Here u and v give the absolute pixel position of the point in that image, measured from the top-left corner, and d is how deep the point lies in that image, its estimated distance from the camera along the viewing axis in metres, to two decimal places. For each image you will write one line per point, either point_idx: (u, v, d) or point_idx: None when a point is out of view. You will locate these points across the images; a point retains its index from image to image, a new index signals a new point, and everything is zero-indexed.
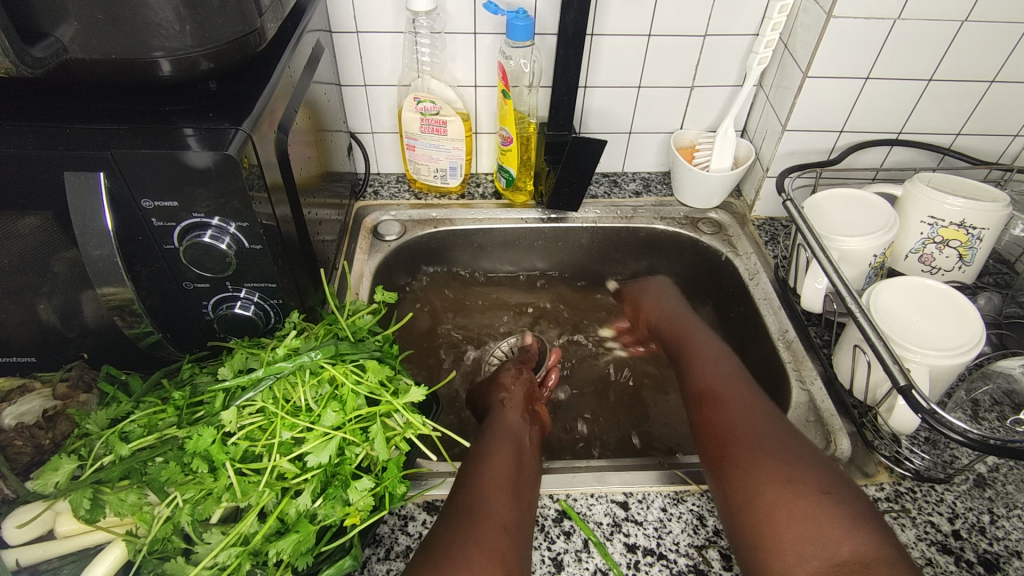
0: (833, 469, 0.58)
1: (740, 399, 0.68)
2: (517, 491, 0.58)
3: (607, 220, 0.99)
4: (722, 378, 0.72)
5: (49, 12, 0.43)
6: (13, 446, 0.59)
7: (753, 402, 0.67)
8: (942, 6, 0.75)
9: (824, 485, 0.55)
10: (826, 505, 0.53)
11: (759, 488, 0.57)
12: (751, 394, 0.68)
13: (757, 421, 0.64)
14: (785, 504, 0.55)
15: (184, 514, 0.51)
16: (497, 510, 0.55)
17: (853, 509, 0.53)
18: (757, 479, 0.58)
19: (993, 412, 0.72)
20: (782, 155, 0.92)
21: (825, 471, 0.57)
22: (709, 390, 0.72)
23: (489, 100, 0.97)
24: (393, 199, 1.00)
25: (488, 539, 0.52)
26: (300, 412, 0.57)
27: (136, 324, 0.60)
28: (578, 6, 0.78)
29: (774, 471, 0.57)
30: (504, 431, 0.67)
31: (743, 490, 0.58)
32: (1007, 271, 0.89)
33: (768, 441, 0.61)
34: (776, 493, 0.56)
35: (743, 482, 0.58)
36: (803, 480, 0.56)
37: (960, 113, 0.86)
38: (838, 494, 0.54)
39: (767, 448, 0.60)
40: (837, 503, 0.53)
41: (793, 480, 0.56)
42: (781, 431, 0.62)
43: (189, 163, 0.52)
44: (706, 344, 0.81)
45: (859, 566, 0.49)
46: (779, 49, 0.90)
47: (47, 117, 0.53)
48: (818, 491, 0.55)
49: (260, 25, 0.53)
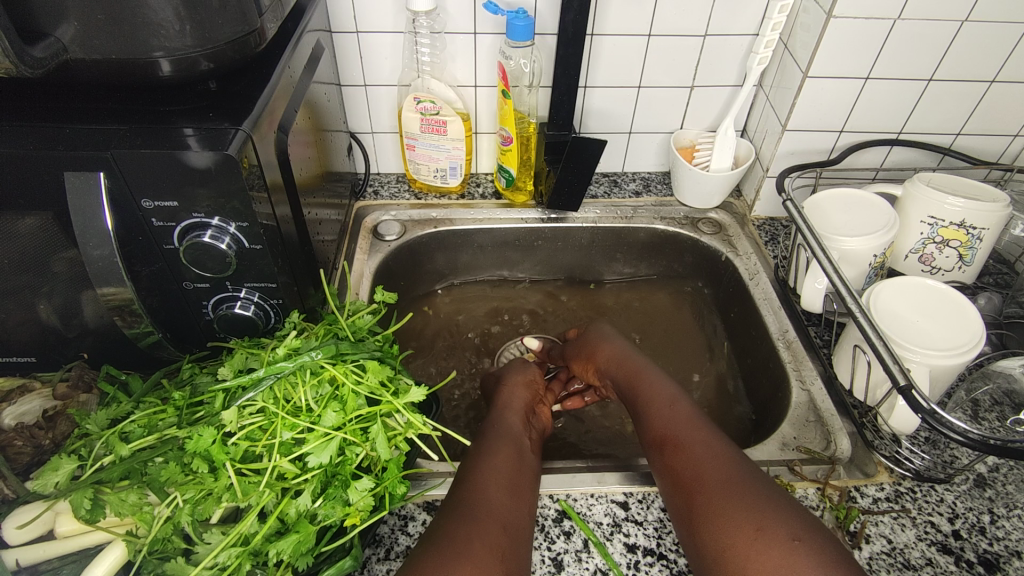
0: (802, 508, 0.52)
1: (699, 437, 0.62)
2: (518, 492, 0.58)
3: (607, 220, 0.99)
4: (676, 421, 0.65)
5: (49, 12, 0.43)
6: (13, 446, 0.59)
7: (712, 441, 0.61)
8: (942, 6, 0.75)
9: (794, 531, 0.49)
10: (799, 554, 0.48)
11: (726, 539, 0.51)
12: (711, 435, 0.62)
13: (717, 467, 0.57)
14: (756, 554, 0.49)
15: (184, 514, 0.51)
16: (497, 508, 0.55)
17: (830, 558, 0.47)
18: (727, 533, 0.52)
19: (993, 412, 0.72)
20: (782, 156, 0.92)
21: (801, 517, 0.51)
22: (667, 433, 0.65)
23: (489, 100, 0.97)
24: (393, 199, 1.00)
25: (490, 536, 0.51)
26: (300, 412, 0.57)
27: (137, 324, 0.60)
28: (578, 6, 0.78)
29: (741, 519, 0.52)
30: (501, 431, 0.66)
31: (711, 542, 0.52)
32: (1008, 272, 0.89)
33: (732, 487, 0.55)
34: (745, 547, 0.50)
35: (711, 533, 0.53)
36: (770, 527, 0.50)
37: (960, 113, 0.86)
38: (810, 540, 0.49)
39: (732, 495, 0.54)
40: (811, 551, 0.48)
41: (762, 529, 0.50)
42: (745, 473, 0.56)
43: (189, 163, 0.52)
44: (660, 382, 0.73)
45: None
46: (779, 49, 0.90)
47: (47, 117, 0.53)
48: (789, 539, 0.49)
49: (260, 25, 0.53)
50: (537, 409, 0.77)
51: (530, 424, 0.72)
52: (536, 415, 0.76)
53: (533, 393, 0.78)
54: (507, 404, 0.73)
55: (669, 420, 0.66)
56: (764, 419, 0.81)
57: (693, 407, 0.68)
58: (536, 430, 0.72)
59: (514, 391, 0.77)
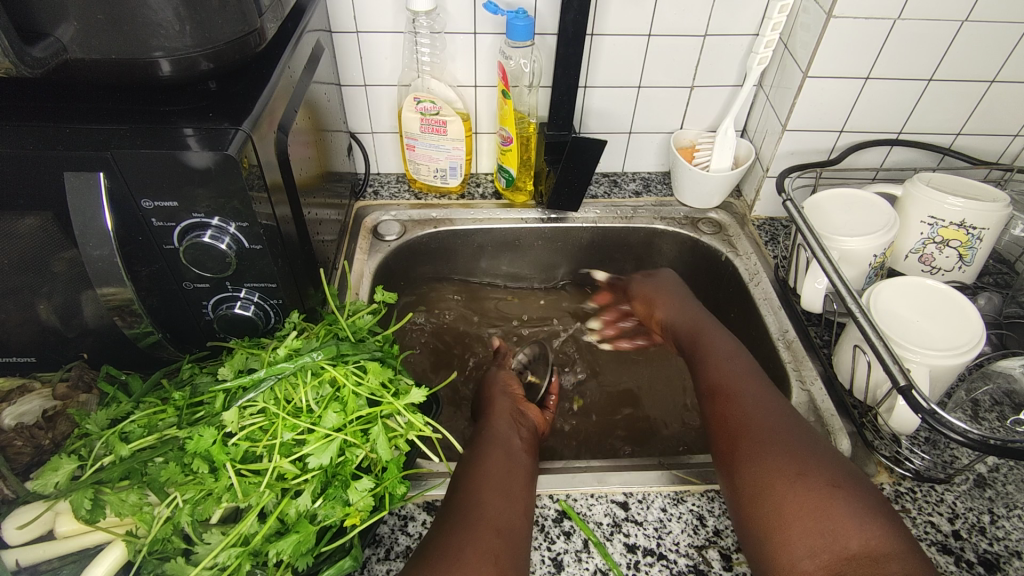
0: (842, 460, 0.58)
1: (753, 391, 0.66)
2: (510, 494, 0.58)
3: (607, 220, 0.99)
4: (737, 375, 0.69)
5: (49, 11, 0.43)
6: (13, 446, 0.59)
7: (765, 395, 0.66)
8: (942, 6, 0.75)
9: (834, 479, 0.55)
10: (837, 497, 0.53)
11: (762, 485, 0.57)
12: (767, 392, 0.66)
13: (769, 417, 0.63)
14: (790, 496, 0.55)
15: (184, 514, 0.51)
16: (490, 512, 0.55)
17: (865, 505, 0.53)
18: (770, 480, 0.57)
19: (993, 412, 0.72)
20: (782, 155, 0.92)
21: (839, 468, 0.56)
22: (725, 387, 0.69)
23: (489, 100, 0.97)
24: (393, 198, 1.00)
25: (482, 544, 0.51)
26: (300, 413, 0.57)
27: (136, 324, 0.60)
28: (578, 6, 0.78)
29: (785, 465, 0.57)
30: (490, 435, 0.65)
31: (753, 485, 0.58)
32: (1007, 272, 0.89)
33: (781, 439, 0.60)
34: (787, 490, 0.55)
35: (752, 478, 0.58)
36: (812, 473, 0.56)
37: (960, 113, 0.86)
38: (849, 487, 0.54)
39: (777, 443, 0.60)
40: (846, 497, 0.53)
41: (804, 475, 0.56)
42: (788, 425, 0.61)
43: (189, 164, 0.52)
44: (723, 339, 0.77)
45: (877, 558, 0.49)
46: (779, 49, 0.90)
47: (46, 117, 0.53)
48: (828, 484, 0.54)
49: (260, 25, 0.53)
50: (525, 406, 0.75)
51: (520, 423, 0.70)
52: (525, 413, 0.74)
53: (513, 392, 0.76)
54: (492, 408, 0.72)
55: (724, 374, 0.70)
56: None
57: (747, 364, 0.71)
58: (526, 428, 0.71)
59: (496, 396, 0.75)
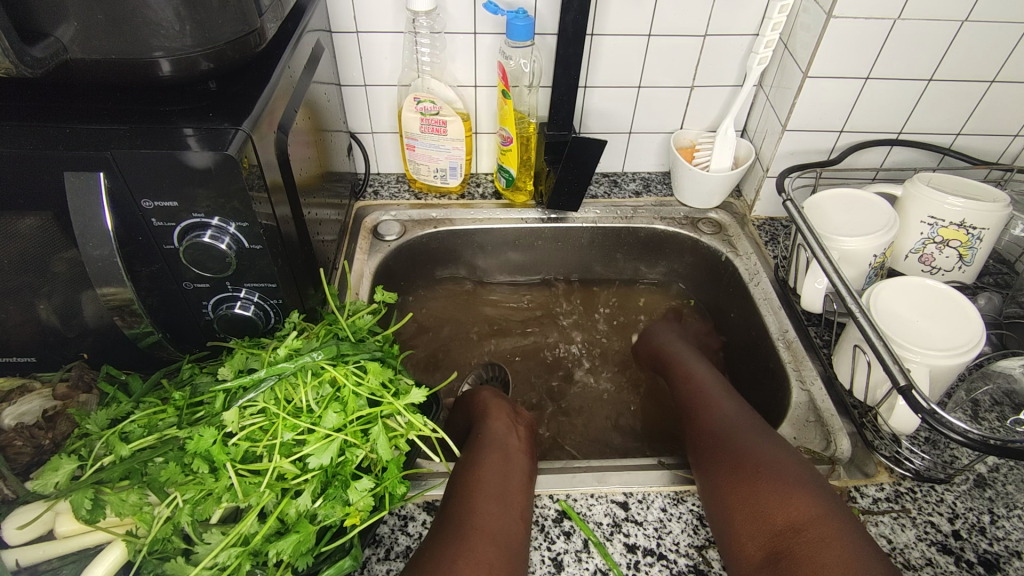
0: (778, 441, 0.61)
1: (717, 400, 0.70)
2: (505, 498, 0.57)
3: (607, 220, 0.99)
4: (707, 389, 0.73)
5: (49, 11, 0.43)
6: (13, 446, 0.59)
7: (727, 403, 0.69)
8: (942, 6, 0.75)
9: (764, 465, 0.58)
10: (763, 478, 0.57)
11: (715, 479, 0.60)
12: (731, 400, 0.70)
13: (721, 421, 0.66)
14: (738, 486, 0.58)
15: (184, 514, 0.51)
16: (484, 519, 0.54)
17: (791, 480, 0.56)
18: (715, 471, 0.61)
19: (993, 412, 0.72)
20: (782, 155, 0.92)
21: (776, 451, 0.60)
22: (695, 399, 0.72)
23: (489, 100, 0.97)
24: (393, 199, 1.00)
25: (476, 552, 0.51)
26: (300, 413, 0.57)
27: (136, 324, 0.60)
28: (578, 6, 0.78)
29: (726, 457, 0.61)
30: (483, 439, 0.65)
31: (705, 476, 0.62)
32: (1007, 272, 0.89)
33: (724, 432, 0.64)
34: (727, 480, 0.59)
35: (705, 471, 0.62)
36: (744, 459, 0.60)
37: (960, 113, 0.86)
38: (774, 470, 0.57)
39: (721, 443, 0.63)
40: (771, 479, 0.57)
41: (738, 464, 0.60)
42: (743, 425, 0.64)
43: (189, 163, 0.52)
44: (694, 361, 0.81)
45: (807, 525, 0.52)
46: (779, 49, 0.90)
47: (46, 117, 0.53)
48: (754, 468, 0.58)
49: (260, 25, 0.53)
50: (519, 407, 0.75)
51: (517, 424, 0.70)
52: (520, 414, 0.73)
53: (505, 396, 0.75)
54: (485, 408, 0.71)
55: (694, 391, 0.74)
56: (764, 420, 0.81)
57: (717, 380, 0.75)
58: (523, 428, 0.70)
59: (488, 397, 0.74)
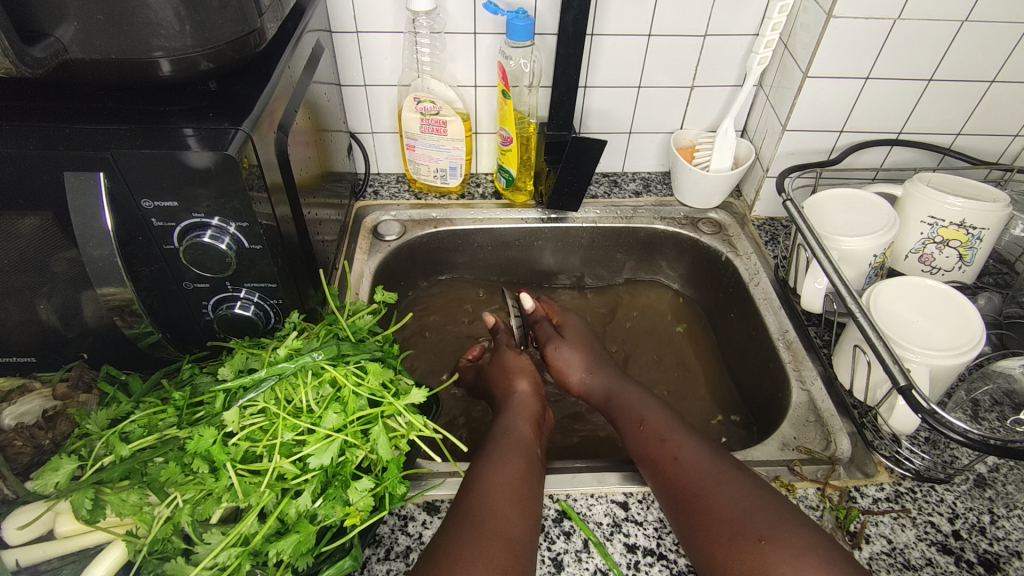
0: (774, 501, 0.56)
1: (675, 447, 0.63)
2: (524, 498, 0.58)
3: (607, 220, 0.99)
4: (655, 432, 0.67)
5: (49, 11, 0.43)
6: (13, 446, 0.59)
7: (688, 448, 0.63)
8: (942, 6, 0.75)
9: (760, 530, 0.53)
10: (764, 553, 0.52)
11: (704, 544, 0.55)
12: (689, 443, 0.64)
13: (693, 473, 0.60)
14: (737, 553, 0.53)
15: (184, 514, 0.51)
16: (502, 521, 0.54)
17: (793, 548, 0.51)
18: (707, 540, 0.55)
19: (993, 412, 0.72)
20: (782, 156, 0.92)
21: (767, 512, 0.55)
22: (648, 443, 0.66)
23: (489, 100, 0.97)
24: (393, 199, 1.00)
25: (492, 553, 0.52)
26: (301, 413, 0.57)
27: (137, 324, 0.60)
28: (578, 6, 0.78)
29: (716, 524, 0.55)
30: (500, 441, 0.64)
31: (698, 545, 0.56)
32: (1008, 272, 0.89)
33: (705, 489, 0.58)
34: (721, 553, 0.54)
35: (696, 538, 0.56)
36: (739, 526, 0.54)
37: (960, 113, 0.86)
38: (774, 538, 0.52)
39: (707, 502, 0.57)
40: (774, 548, 0.51)
41: (732, 534, 0.54)
42: (720, 479, 0.59)
43: (189, 164, 0.52)
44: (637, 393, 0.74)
45: None
46: (779, 49, 0.90)
47: (46, 117, 0.53)
48: (753, 540, 0.53)
49: (260, 25, 0.53)
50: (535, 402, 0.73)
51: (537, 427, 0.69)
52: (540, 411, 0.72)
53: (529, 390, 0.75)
54: (512, 402, 0.72)
55: (646, 433, 0.67)
56: (764, 420, 0.81)
57: (664, 418, 0.68)
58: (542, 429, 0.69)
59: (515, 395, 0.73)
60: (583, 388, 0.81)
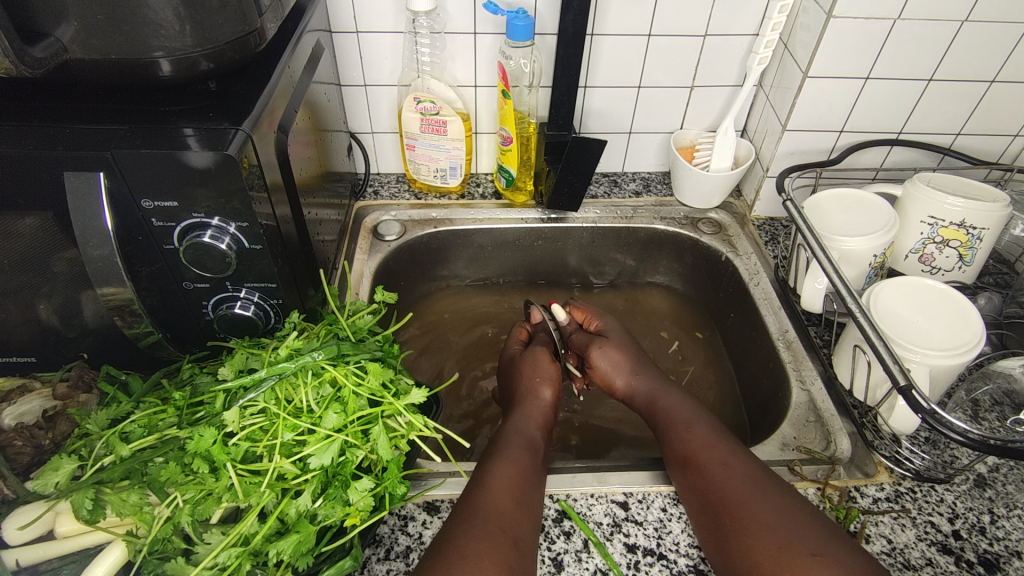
0: (813, 515, 0.56)
1: (723, 455, 0.62)
2: (525, 500, 0.57)
3: (607, 220, 0.99)
4: (699, 438, 0.65)
5: (49, 11, 0.43)
6: (13, 446, 0.59)
7: (733, 457, 0.62)
8: (942, 6, 0.75)
9: (812, 546, 0.52)
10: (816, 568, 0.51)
11: (746, 553, 0.54)
12: (736, 453, 0.62)
13: (740, 483, 0.59)
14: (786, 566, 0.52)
15: (184, 514, 0.51)
16: (507, 520, 0.54)
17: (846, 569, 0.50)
18: (751, 550, 0.54)
19: (993, 412, 0.72)
20: (782, 156, 0.92)
21: (814, 529, 0.54)
22: (691, 449, 0.64)
23: (489, 100, 0.97)
24: (393, 199, 1.00)
25: (497, 548, 0.51)
26: (301, 413, 0.57)
27: (137, 324, 0.60)
28: (578, 6, 0.78)
29: (763, 536, 0.54)
30: (504, 439, 0.64)
31: (737, 553, 0.55)
32: (1007, 271, 0.89)
33: (755, 501, 0.57)
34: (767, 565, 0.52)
35: (737, 549, 0.55)
36: (791, 539, 0.53)
37: (960, 113, 0.86)
38: (828, 555, 0.51)
39: (760, 514, 0.56)
40: (828, 566, 0.51)
41: (782, 547, 0.53)
42: (771, 492, 0.58)
43: (189, 163, 0.52)
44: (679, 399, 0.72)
45: None
46: (779, 49, 0.90)
47: (45, 117, 0.53)
48: (807, 554, 0.52)
49: (260, 25, 0.53)
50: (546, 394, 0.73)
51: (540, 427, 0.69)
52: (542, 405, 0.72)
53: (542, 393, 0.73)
54: (524, 401, 0.72)
55: (689, 438, 0.65)
56: (764, 420, 0.81)
57: (712, 426, 0.67)
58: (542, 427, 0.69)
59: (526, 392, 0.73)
60: (627, 393, 0.78)
